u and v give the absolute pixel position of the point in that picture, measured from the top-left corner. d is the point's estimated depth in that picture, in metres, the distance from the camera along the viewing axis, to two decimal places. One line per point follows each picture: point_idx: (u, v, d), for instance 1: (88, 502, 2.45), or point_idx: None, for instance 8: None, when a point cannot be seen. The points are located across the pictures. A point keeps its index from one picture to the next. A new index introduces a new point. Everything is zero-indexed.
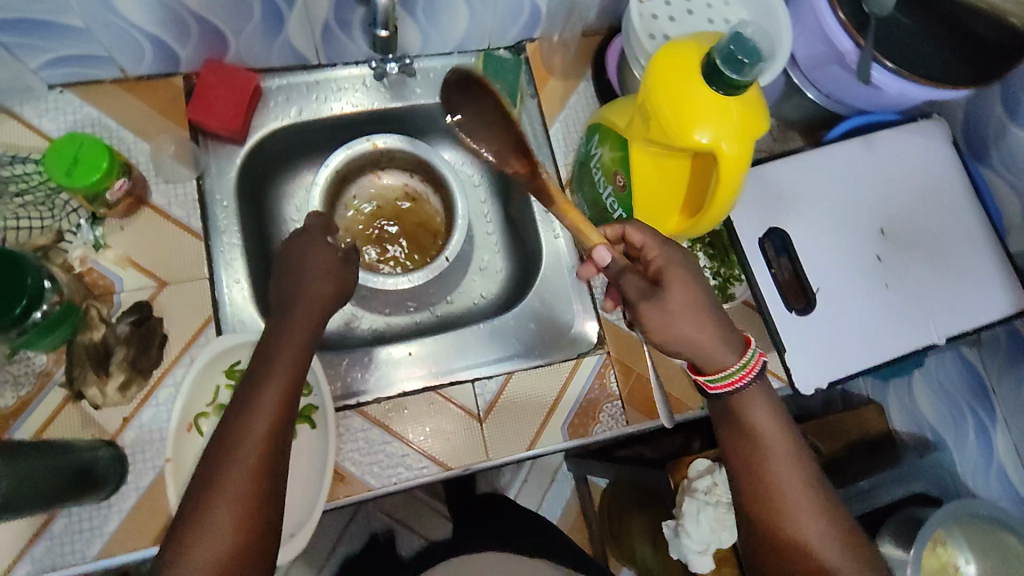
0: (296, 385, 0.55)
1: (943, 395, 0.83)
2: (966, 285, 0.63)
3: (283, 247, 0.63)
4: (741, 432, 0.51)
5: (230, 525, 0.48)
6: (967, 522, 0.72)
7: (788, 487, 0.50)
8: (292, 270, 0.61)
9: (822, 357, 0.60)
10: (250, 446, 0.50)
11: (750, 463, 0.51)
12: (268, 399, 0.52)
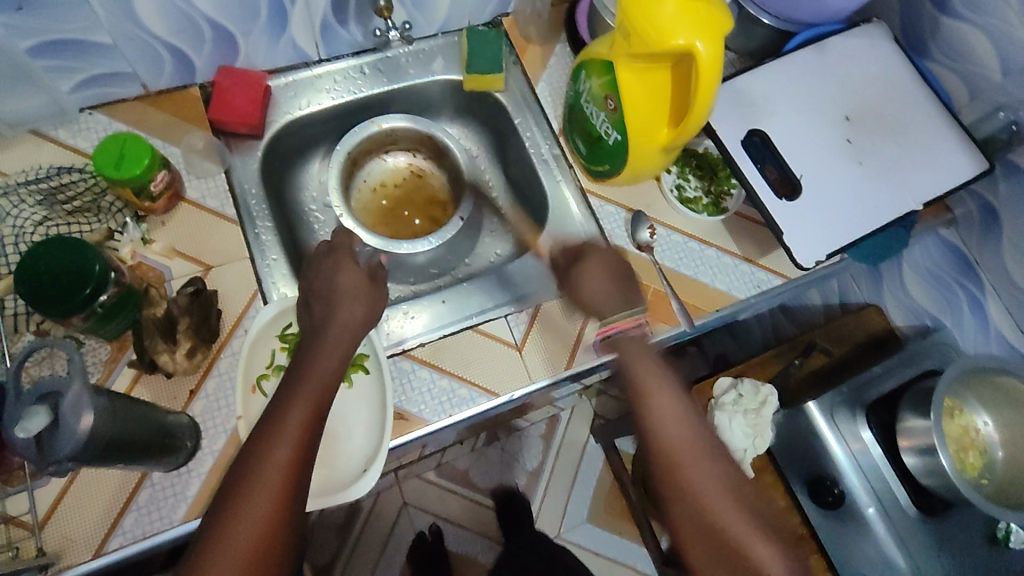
0: (324, 409, 0.56)
1: (933, 278, 0.90)
2: (929, 156, 0.72)
3: (316, 268, 0.66)
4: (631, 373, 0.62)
5: (251, 540, 0.49)
6: (974, 384, 0.79)
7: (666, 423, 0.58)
8: (324, 291, 0.63)
9: (816, 232, 0.68)
10: (273, 468, 0.51)
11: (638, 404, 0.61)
12: (294, 419, 0.54)
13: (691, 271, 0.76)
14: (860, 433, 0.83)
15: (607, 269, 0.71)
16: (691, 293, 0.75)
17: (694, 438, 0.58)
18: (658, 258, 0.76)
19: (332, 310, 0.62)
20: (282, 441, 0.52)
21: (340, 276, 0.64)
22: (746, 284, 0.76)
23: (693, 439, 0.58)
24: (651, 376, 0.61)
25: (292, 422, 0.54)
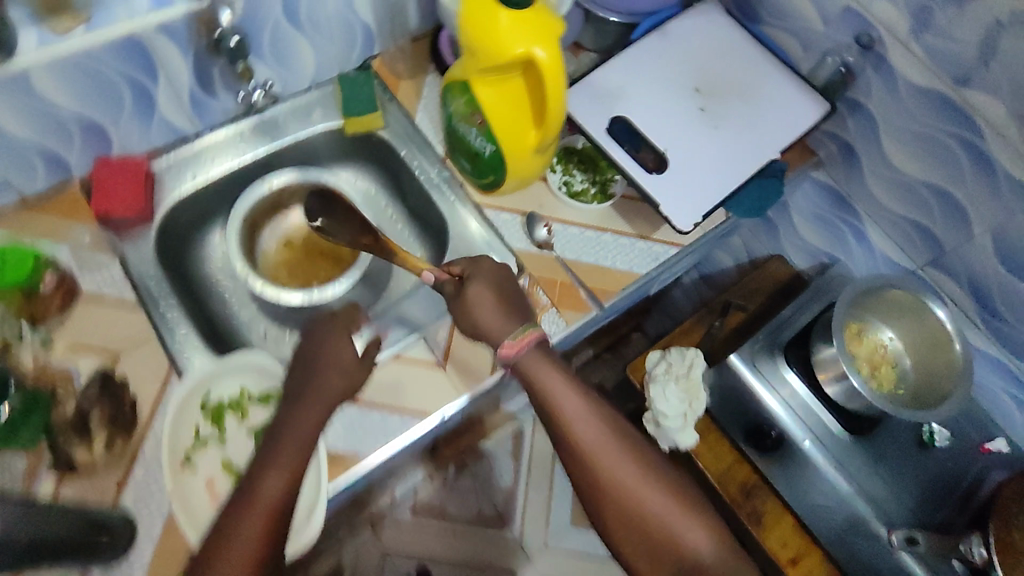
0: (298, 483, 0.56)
1: (819, 220, 0.99)
2: (778, 110, 0.79)
3: (306, 338, 0.66)
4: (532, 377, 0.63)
5: None
6: (869, 305, 0.88)
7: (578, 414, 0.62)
8: (310, 361, 0.63)
9: (689, 196, 0.74)
10: (238, 546, 0.52)
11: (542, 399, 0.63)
12: (266, 490, 0.54)
13: (592, 258, 0.81)
14: (782, 373, 0.88)
15: (493, 273, 0.68)
16: (597, 278, 0.80)
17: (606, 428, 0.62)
18: (559, 253, 0.81)
19: (312, 383, 0.61)
20: (254, 515, 0.53)
21: (334, 347, 0.64)
22: (644, 260, 0.81)
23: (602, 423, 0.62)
24: (549, 376, 0.62)
25: (264, 494, 0.54)
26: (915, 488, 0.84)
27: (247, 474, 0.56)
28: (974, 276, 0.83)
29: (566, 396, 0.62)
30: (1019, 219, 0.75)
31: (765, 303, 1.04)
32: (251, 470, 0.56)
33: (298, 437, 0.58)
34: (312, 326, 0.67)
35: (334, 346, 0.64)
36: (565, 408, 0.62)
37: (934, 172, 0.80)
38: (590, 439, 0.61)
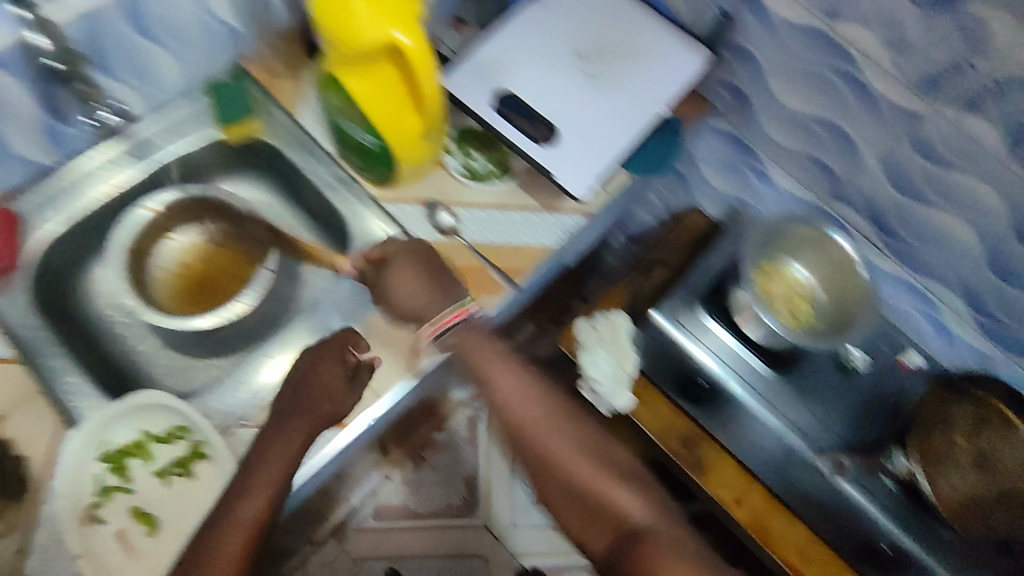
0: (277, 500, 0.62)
1: (724, 167, 1.00)
2: (662, 65, 0.78)
3: (308, 360, 0.70)
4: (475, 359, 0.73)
5: None
6: (775, 243, 0.90)
7: (516, 396, 0.74)
8: (305, 384, 0.68)
9: (582, 162, 0.73)
10: (222, 562, 0.60)
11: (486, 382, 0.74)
12: (245, 511, 0.61)
13: (500, 237, 0.79)
14: (702, 321, 0.89)
15: (421, 274, 0.71)
16: (507, 256, 0.78)
17: (542, 413, 0.73)
18: (465, 237, 0.78)
19: (301, 403, 0.66)
20: (235, 533, 0.61)
21: (327, 370, 0.68)
22: (553, 232, 0.79)
23: (540, 406, 0.74)
24: (492, 359, 0.73)
25: (244, 515, 0.61)
26: (840, 413, 0.87)
27: (231, 488, 0.62)
28: (871, 204, 0.86)
29: (502, 378, 0.74)
30: (905, 146, 0.77)
31: (684, 256, 1.05)
32: (234, 483, 0.62)
33: (279, 461, 0.62)
34: (315, 347, 0.71)
35: (325, 372, 0.68)
36: (501, 388, 0.73)
37: (822, 107, 0.82)
38: (530, 423, 0.73)
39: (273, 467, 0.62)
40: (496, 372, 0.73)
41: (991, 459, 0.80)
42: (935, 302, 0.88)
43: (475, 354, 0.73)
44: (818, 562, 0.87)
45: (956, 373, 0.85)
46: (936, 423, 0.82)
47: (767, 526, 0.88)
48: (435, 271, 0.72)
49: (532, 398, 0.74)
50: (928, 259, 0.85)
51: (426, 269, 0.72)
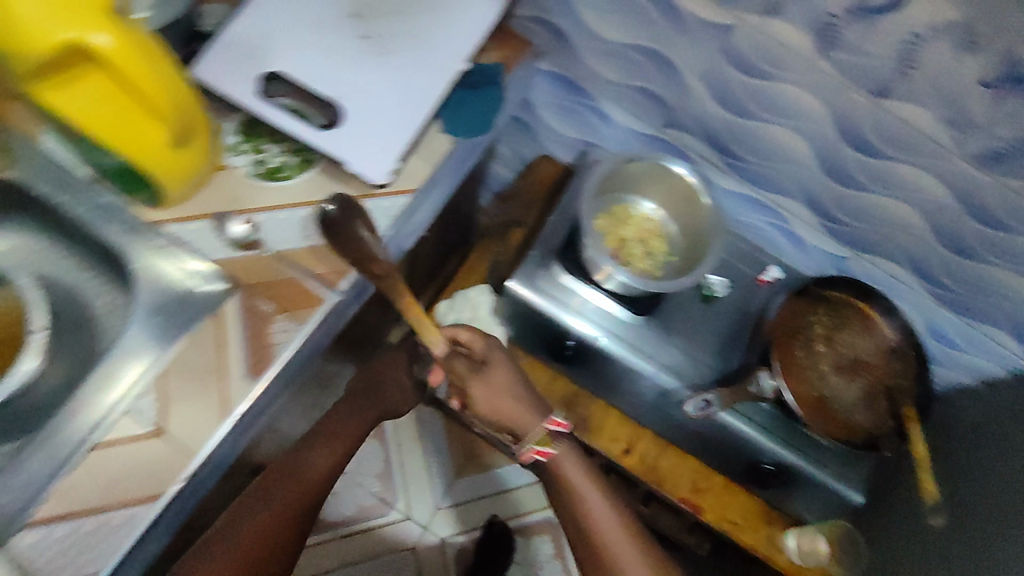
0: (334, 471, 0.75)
1: (563, 110, 0.94)
2: (452, 15, 0.68)
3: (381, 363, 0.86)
4: (561, 472, 0.69)
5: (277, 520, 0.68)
6: (615, 185, 0.87)
7: (598, 515, 0.68)
8: (375, 384, 0.84)
9: (375, 143, 0.62)
10: (311, 479, 0.72)
11: (568, 498, 0.69)
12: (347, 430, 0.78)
13: (313, 241, 0.69)
14: (562, 283, 0.85)
15: (501, 384, 0.65)
16: (325, 262, 0.69)
17: (625, 544, 0.66)
18: (270, 249, 0.68)
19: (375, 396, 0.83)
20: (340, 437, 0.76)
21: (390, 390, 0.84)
22: (371, 222, 0.71)
23: (613, 526, 0.67)
24: (585, 487, 0.68)
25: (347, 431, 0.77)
26: (710, 344, 0.86)
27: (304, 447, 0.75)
28: (706, 127, 0.81)
29: (570, 468, 0.69)
30: (725, 65, 0.72)
31: (541, 210, 0.99)
32: (262, 486, 0.69)
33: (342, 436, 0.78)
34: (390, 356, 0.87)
35: (393, 376, 0.85)
36: (571, 479, 0.69)
37: (636, 34, 0.75)
38: (606, 540, 0.66)
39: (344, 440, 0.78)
40: (589, 499, 0.68)
41: (851, 359, 0.85)
42: (783, 214, 0.87)
43: (558, 462, 0.69)
44: (706, 489, 0.90)
45: (811, 282, 0.87)
46: (799, 334, 0.84)
47: (658, 467, 0.90)
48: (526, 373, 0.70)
49: (609, 514, 0.68)
50: (770, 174, 0.82)
51: (512, 375, 0.67)
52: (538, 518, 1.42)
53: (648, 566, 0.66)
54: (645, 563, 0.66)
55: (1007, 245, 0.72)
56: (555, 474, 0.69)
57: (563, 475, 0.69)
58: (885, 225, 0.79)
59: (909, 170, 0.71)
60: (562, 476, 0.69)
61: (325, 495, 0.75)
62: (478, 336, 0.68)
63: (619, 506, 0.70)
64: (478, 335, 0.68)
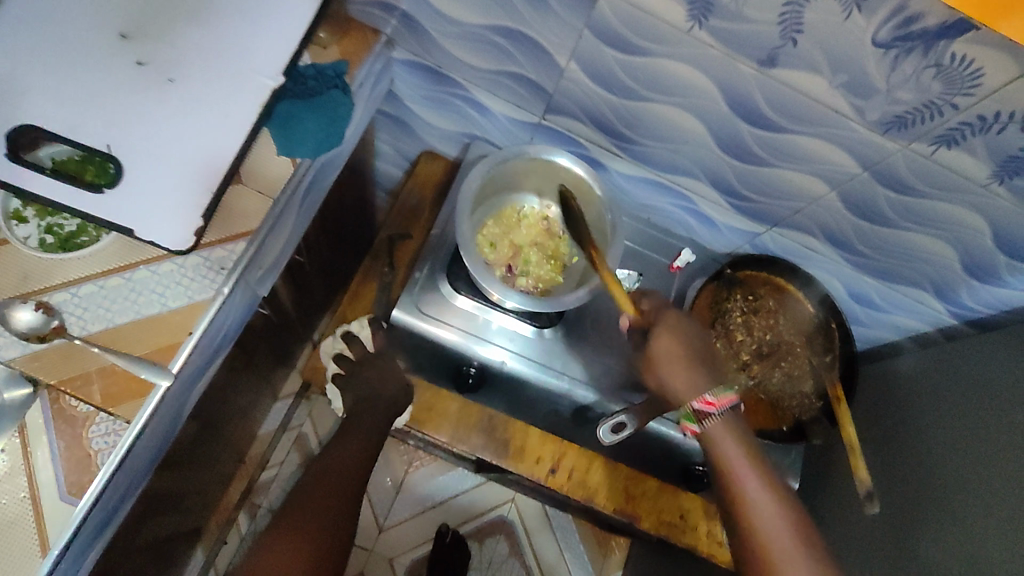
0: (357, 483, 0.66)
1: (435, 102, 0.81)
2: (253, 17, 0.55)
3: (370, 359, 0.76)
4: (718, 454, 0.61)
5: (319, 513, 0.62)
6: (500, 184, 0.77)
7: (760, 504, 0.57)
8: (370, 386, 0.74)
9: (172, 201, 0.50)
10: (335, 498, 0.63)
11: (726, 484, 0.60)
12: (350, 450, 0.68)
13: (133, 314, 0.58)
14: (455, 307, 0.76)
15: (676, 335, 0.65)
16: (152, 338, 0.58)
17: (768, 500, 0.57)
18: (77, 333, 0.56)
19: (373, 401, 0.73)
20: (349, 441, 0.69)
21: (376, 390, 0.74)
22: (205, 280, 0.60)
23: (779, 515, 0.56)
24: (745, 470, 0.59)
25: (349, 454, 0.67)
26: (625, 347, 0.79)
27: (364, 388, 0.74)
28: (590, 111, 0.71)
29: (748, 481, 0.58)
30: (597, 42, 0.61)
31: (429, 215, 0.88)
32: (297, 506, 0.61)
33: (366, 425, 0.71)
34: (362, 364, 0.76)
35: (386, 373, 0.75)
36: (747, 489, 0.58)
37: (490, 14, 0.63)
38: (751, 498, 0.57)
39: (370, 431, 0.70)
40: (747, 474, 0.59)
41: (772, 344, 0.80)
42: (687, 194, 0.79)
43: (713, 436, 0.62)
44: (639, 496, 0.84)
45: (725, 265, 0.81)
46: (715, 325, 0.79)
47: (587, 481, 0.83)
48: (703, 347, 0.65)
49: (778, 510, 0.57)
50: (666, 155, 0.74)
51: (691, 336, 0.65)
52: (489, 520, 1.38)
53: (793, 531, 0.56)
54: (783, 517, 0.56)
55: (919, 211, 0.66)
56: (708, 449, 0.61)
57: (716, 453, 0.61)
58: (793, 198, 0.72)
59: (811, 141, 0.63)
60: (719, 448, 0.61)
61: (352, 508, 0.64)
62: (659, 299, 0.68)
63: (800, 511, 0.57)
64: (659, 299, 0.68)
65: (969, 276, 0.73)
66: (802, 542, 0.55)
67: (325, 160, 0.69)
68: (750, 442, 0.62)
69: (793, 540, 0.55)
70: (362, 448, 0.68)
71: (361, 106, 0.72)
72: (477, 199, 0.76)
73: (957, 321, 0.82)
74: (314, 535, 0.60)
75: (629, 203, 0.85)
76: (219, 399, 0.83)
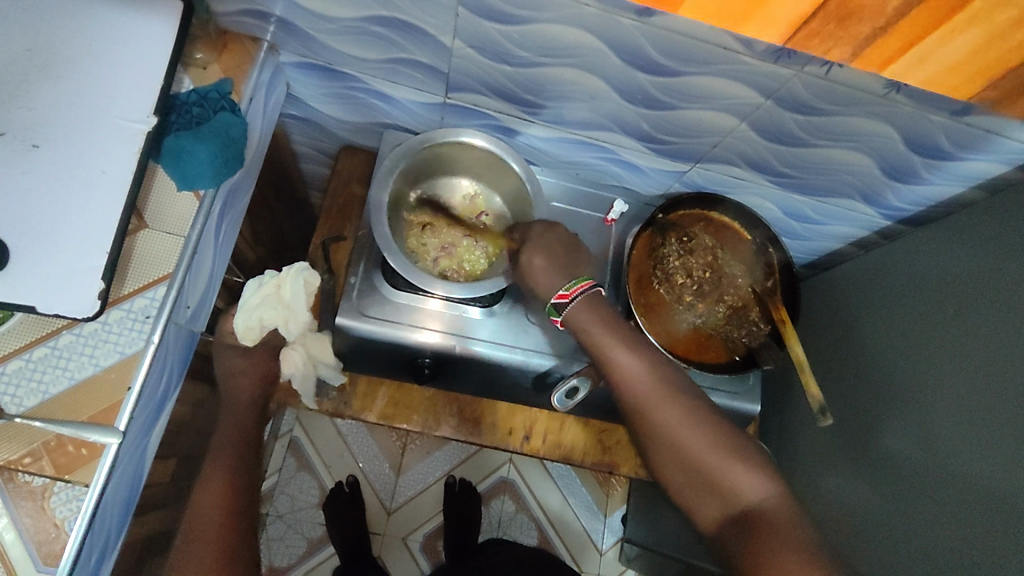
0: (238, 461, 0.67)
1: (338, 100, 0.78)
2: (112, 59, 0.53)
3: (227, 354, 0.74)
4: (582, 329, 0.66)
5: (221, 488, 0.64)
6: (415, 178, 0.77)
7: (628, 370, 0.64)
8: (233, 374, 0.73)
9: (62, 270, 0.49)
10: (223, 478, 0.65)
11: (597, 358, 0.66)
12: (238, 418, 0.71)
13: (66, 382, 0.58)
14: (423, 308, 0.77)
15: (555, 252, 0.69)
16: (93, 401, 0.58)
17: (638, 366, 0.64)
18: (15, 411, 0.56)
19: (237, 381, 0.73)
20: (237, 405, 0.72)
21: (238, 379, 0.73)
22: (132, 332, 0.59)
23: (647, 377, 0.63)
24: (609, 341, 0.65)
25: (236, 415, 0.71)
26: None
27: (226, 379, 0.73)
28: (491, 85, 0.70)
29: (617, 352, 0.65)
30: (475, 18, 0.59)
31: (359, 214, 0.87)
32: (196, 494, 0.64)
33: (225, 439, 0.69)
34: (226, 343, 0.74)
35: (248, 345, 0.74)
36: (618, 360, 0.64)
37: (363, 6, 0.61)
38: (619, 370, 0.64)
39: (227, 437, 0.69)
40: (614, 346, 0.65)
41: (713, 280, 0.82)
42: (607, 146, 0.79)
43: (578, 315, 0.66)
44: (615, 445, 0.87)
45: (655, 210, 0.80)
46: (655, 272, 0.80)
47: (563, 441, 0.86)
48: (572, 265, 0.69)
49: (646, 372, 0.64)
50: (577, 113, 0.73)
51: (560, 252, 0.69)
52: (492, 482, 1.43)
53: (662, 387, 0.63)
54: (649, 377, 0.64)
55: (829, 127, 0.66)
56: (572, 325, 0.67)
57: (581, 329, 0.66)
58: (708, 134, 0.72)
59: (710, 79, 0.62)
60: (582, 323, 0.66)
61: (240, 481, 0.66)
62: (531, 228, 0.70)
63: (663, 368, 0.65)
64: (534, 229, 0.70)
65: (890, 180, 0.74)
66: (669, 394, 0.63)
67: (233, 185, 0.67)
68: (610, 317, 0.67)
69: (662, 393, 0.63)
70: (246, 413, 0.72)
71: (256, 122, 0.69)
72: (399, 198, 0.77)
73: (890, 221, 0.83)
74: (228, 509, 0.63)
75: (556, 161, 0.84)
76: (197, 436, 0.84)
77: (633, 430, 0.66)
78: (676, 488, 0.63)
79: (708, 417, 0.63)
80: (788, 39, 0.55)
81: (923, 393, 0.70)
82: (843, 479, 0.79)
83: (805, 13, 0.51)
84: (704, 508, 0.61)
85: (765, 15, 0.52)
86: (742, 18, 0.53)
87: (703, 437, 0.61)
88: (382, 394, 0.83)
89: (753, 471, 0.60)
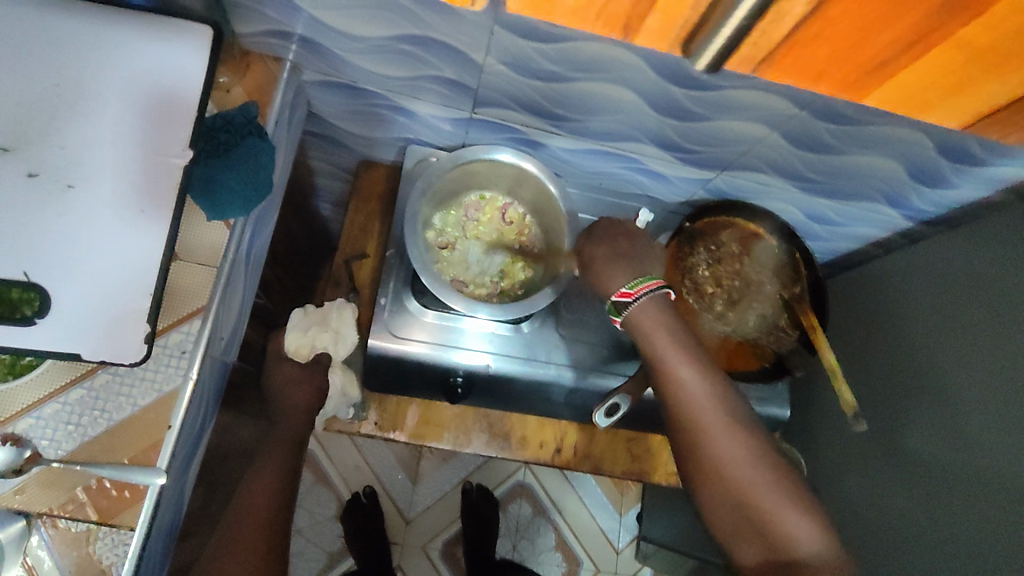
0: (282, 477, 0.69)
1: (360, 118, 0.77)
2: (143, 93, 0.51)
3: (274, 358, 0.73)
4: (647, 337, 0.62)
5: (264, 505, 0.67)
6: (444, 195, 0.76)
7: (692, 391, 0.60)
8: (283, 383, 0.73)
9: (105, 319, 0.48)
10: (267, 493, 0.67)
11: (657, 373, 0.62)
12: (287, 426, 0.72)
13: (105, 423, 0.56)
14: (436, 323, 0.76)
15: (627, 252, 0.67)
16: (134, 440, 0.56)
17: (701, 387, 0.61)
18: (54, 456, 0.55)
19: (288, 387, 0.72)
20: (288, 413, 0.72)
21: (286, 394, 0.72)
22: (169, 368, 0.58)
23: (710, 402, 0.60)
24: (676, 358, 0.61)
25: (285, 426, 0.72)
26: (604, 323, 0.80)
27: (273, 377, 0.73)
28: (520, 99, 0.69)
29: (683, 370, 0.61)
30: (510, 36, 0.58)
31: (381, 231, 0.85)
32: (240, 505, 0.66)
33: (274, 455, 0.70)
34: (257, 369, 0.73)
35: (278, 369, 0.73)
36: (683, 378, 0.61)
37: (393, 25, 0.59)
38: (681, 389, 0.61)
39: (274, 462, 0.69)
40: (680, 362, 0.61)
41: (740, 288, 0.82)
42: (633, 156, 0.78)
43: (644, 323, 0.63)
44: (644, 454, 0.87)
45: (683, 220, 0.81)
46: (684, 282, 0.81)
47: (592, 452, 0.86)
48: (639, 262, 0.67)
49: (709, 395, 0.60)
50: (606, 125, 0.72)
51: (629, 250, 0.67)
52: (509, 487, 1.43)
53: (725, 415, 0.60)
54: (714, 401, 0.60)
55: (862, 135, 0.66)
56: (636, 331, 0.63)
57: (646, 339, 0.63)
58: (738, 143, 0.71)
59: (746, 92, 0.61)
60: (649, 332, 0.62)
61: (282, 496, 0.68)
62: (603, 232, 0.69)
63: (727, 393, 0.61)
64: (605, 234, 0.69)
65: (917, 183, 0.75)
66: (734, 424, 0.60)
67: (261, 211, 0.66)
68: (678, 328, 0.63)
69: (726, 422, 0.60)
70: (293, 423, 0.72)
71: (280, 145, 0.68)
72: (429, 216, 0.75)
73: (912, 222, 0.84)
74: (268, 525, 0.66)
75: (579, 172, 0.83)
76: (226, 463, 0.82)
77: (681, 453, 0.62)
78: (718, 520, 0.60)
79: (766, 452, 0.60)
80: (971, 121, 0.61)
81: (955, 395, 0.70)
82: (869, 478, 0.80)
83: (994, 103, 0.57)
84: (743, 545, 0.59)
85: (952, 105, 0.58)
86: (929, 107, 0.59)
87: (758, 474, 0.58)
88: (412, 413, 0.83)
89: (809, 520, 0.57)
